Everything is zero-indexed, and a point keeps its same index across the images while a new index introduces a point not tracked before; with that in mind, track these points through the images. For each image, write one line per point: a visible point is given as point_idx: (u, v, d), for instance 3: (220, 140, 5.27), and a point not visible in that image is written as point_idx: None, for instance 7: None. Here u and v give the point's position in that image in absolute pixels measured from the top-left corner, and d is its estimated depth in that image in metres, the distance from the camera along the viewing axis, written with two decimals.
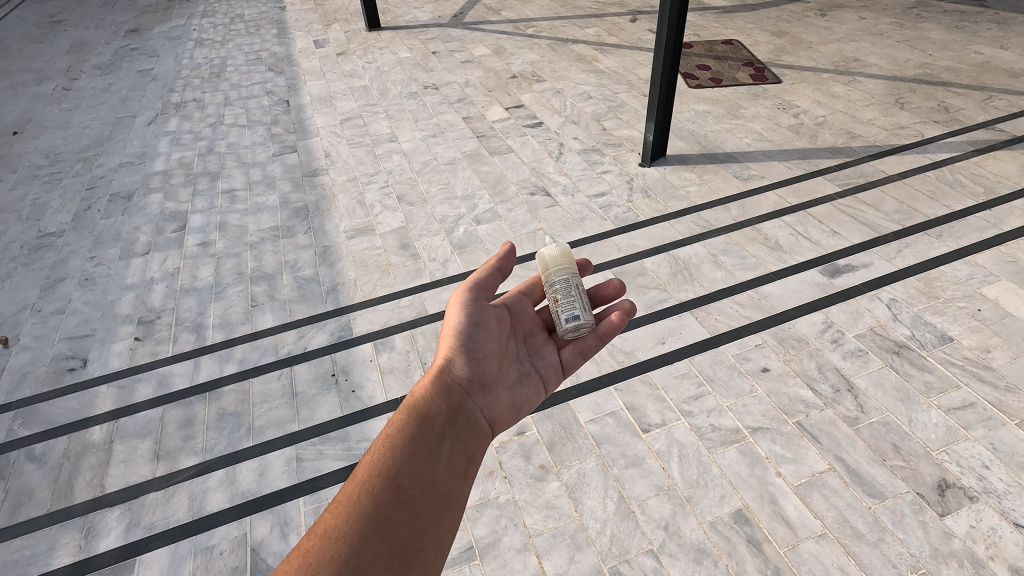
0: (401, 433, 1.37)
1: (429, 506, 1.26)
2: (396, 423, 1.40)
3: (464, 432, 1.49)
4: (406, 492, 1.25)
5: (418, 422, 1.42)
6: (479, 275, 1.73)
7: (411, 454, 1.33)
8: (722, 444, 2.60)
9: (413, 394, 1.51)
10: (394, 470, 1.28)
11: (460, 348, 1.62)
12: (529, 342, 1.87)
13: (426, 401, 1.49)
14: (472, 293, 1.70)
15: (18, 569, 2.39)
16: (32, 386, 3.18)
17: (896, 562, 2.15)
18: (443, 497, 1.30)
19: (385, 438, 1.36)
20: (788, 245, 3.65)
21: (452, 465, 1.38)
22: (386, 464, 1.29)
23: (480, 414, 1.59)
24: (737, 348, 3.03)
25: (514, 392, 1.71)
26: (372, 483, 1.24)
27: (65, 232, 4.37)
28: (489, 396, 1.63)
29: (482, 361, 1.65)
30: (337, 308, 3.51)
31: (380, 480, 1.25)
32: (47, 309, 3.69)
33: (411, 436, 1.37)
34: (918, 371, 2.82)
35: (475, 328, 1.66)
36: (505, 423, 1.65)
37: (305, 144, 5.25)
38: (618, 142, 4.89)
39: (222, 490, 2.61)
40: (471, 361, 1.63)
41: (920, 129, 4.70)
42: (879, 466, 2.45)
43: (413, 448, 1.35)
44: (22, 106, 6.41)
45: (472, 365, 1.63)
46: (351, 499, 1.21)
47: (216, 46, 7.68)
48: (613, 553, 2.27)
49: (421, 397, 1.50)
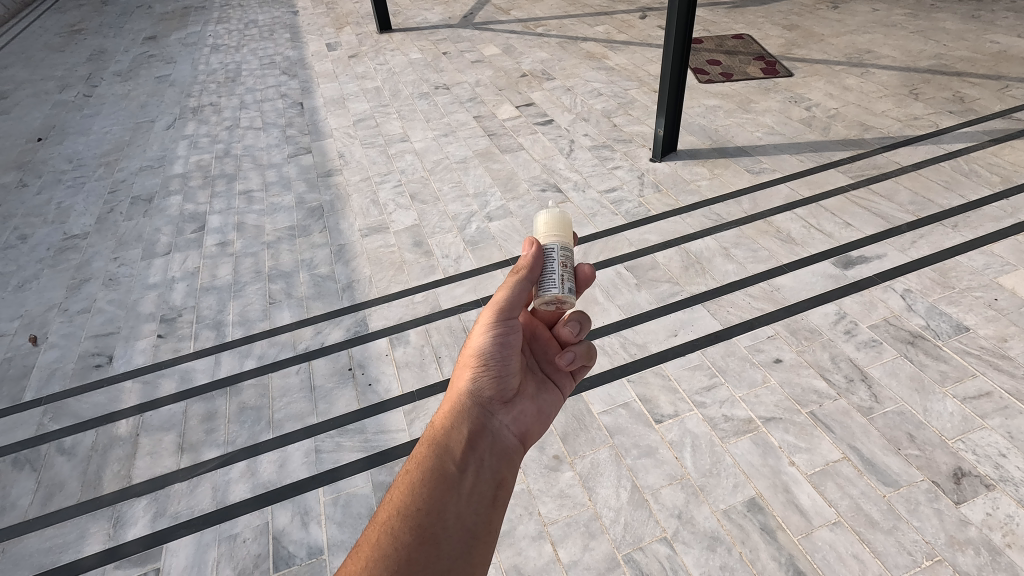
0: (420, 470, 1.27)
1: (452, 543, 1.17)
2: (415, 458, 1.30)
3: (491, 459, 1.35)
4: (426, 531, 1.16)
5: (437, 455, 1.29)
6: (507, 294, 1.45)
7: (431, 490, 1.23)
8: (735, 435, 2.61)
9: (433, 425, 1.37)
10: (414, 509, 1.19)
11: (480, 366, 1.43)
12: (534, 348, 1.70)
13: (448, 429, 1.35)
14: (496, 312, 1.45)
15: (50, 556, 2.48)
16: (60, 382, 3.28)
17: (911, 549, 2.15)
18: (467, 532, 1.20)
19: (405, 477, 1.27)
20: (801, 237, 3.65)
21: (477, 494, 1.26)
22: (408, 502, 1.21)
23: (508, 432, 1.43)
24: (749, 340, 3.04)
25: (540, 401, 1.57)
26: (391, 525, 1.17)
27: (89, 234, 4.49)
28: (514, 411, 1.47)
29: (508, 377, 1.47)
30: (354, 305, 3.58)
31: (399, 521, 1.17)
32: (74, 308, 3.80)
33: (431, 472, 1.26)
34: (933, 361, 2.81)
35: (500, 343, 1.45)
36: (533, 434, 1.51)
37: (319, 145, 5.33)
38: (629, 138, 4.91)
39: (245, 481, 2.68)
40: (494, 380, 1.44)
41: (934, 119, 4.66)
42: (893, 455, 2.45)
43: (432, 483, 1.24)
44: (45, 113, 6.58)
45: (496, 385, 1.45)
46: (372, 543, 1.15)
47: (231, 52, 7.82)
48: (626, 541, 2.30)
49: (441, 427, 1.36)
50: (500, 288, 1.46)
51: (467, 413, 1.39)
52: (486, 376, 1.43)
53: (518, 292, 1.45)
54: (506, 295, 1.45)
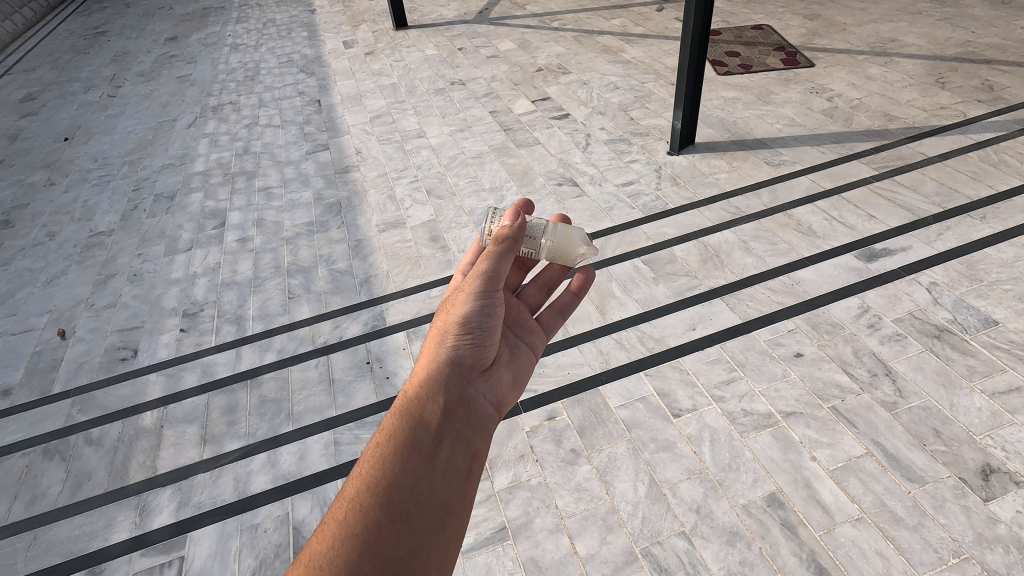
0: (393, 439, 1.12)
1: (428, 519, 1.05)
2: (386, 430, 1.14)
3: (468, 428, 1.23)
4: (399, 509, 1.03)
5: (410, 426, 1.14)
6: (493, 262, 1.37)
7: (404, 464, 1.09)
8: (755, 429, 2.58)
9: (404, 393, 1.22)
10: (385, 483, 1.05)
11: (463, 329, 1.31)
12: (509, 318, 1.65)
13: (424, 397, 1.20)
14: (479, 279, 1.36)
15: (79, 544, 2.54)
16: (87, 374, 3.37)
17: (937, 546, 2.11)
18: (445, 507, 1.08)
19: (374, 448, 1.11)
20: (822, 230, 3.58)
21: (453, 467, 1.14)
22: (379, 474, 1.06)
23: (484, 402, 1.32)
24: (769, 334, 3.00)
25: (513, 368, 1.50)
26: (360, 500, 1.02)
27: (114, 231, 4.59)
28: (492, 380, 1.37)
29: (489, 344, 1.36)
30: (371, 299, 3.61)
31: (369, 496, 1.02)
32: (100, 303, 3.89)
33: (405, 442, 1.12)
34: (961, 355, 2.74)
35: (485, 309, 1.34)
36: (508, 403, 1.41)
37: (337, 142, 5.38)
38: (646, 131, 4.87)
39: (265, 473, 2.72)
40: (476, 346, 1.33)
41: (962, 108, 4.54)
42: (919, 451, 2.40)
43: (406, 455, 1.10)
44: (72, 114, 6.74)
45: (478, 352, 1.34)
46: (337, 520, 0.99)
47: (249, 51, 7.92)
48: (644, 534, 2.29)
49: (413, 395, 1.20)
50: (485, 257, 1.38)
51: (445, 379, 1.25)
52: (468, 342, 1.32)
53: (502, 263, 1.38)
54: (487, 263, 1.38)
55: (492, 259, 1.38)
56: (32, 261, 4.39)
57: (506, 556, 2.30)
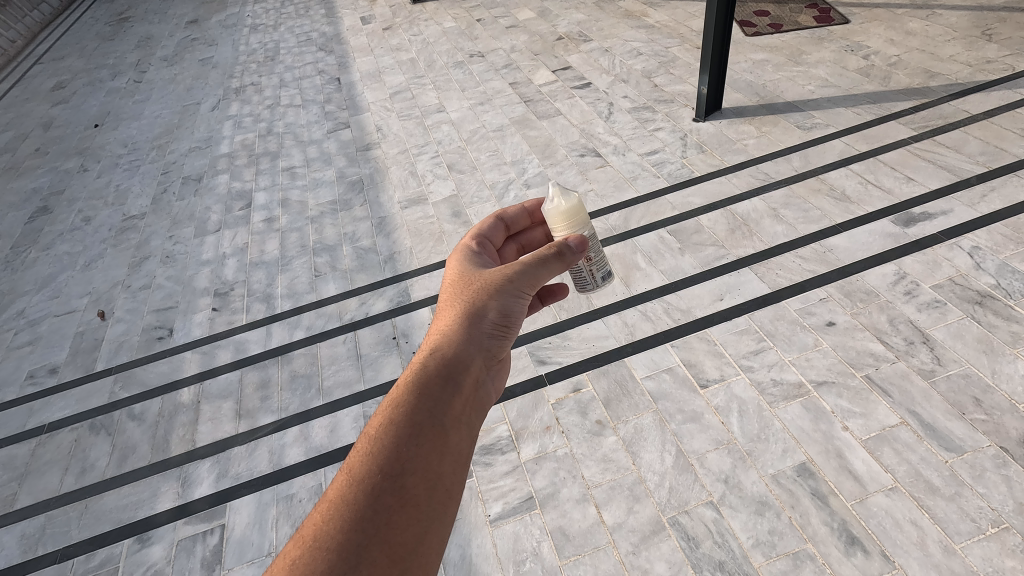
0: (407, 418, 1.03)
1: (440, 506, 0.98)
2: (399, 405, 1.05)
3: (479, 417, 1.17)
4: (409, 492, 0.95)
5: (425, 403, 1.06)
6: (529, 267, 1.33)
7: (418, 444, 1.00)
8: (784, 399, 2.54)
9: (418, 368, 1.13)
10: (397, 464, 0.97)
11: (486, 321, 1.26)
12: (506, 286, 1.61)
13: (443, 376, 1.12)
14: (521, 276, 1.32)
15: (127, 512, 2.67)
16: (127, 353, 3.49)
17: (975, 516, 2.06)
18: (454, 496, 1.00)
19: (387, 424, 1.02)
20: (856, 194, 3.45)
21: (465, 454, 1.06)
22: (391, 455, 0.98)
23: (491, 390, 1.27)
24: (800, 303, 2.92)
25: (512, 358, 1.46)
26: (371, 482, 0.94)
27: (146, 215, 4.70)
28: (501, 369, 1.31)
29: (509, 337, 1.31)
30: (396, 276, 3.63)
31: (380, 477, 0.95)
32: (136, 285, 4.01)
33: (421, 424, 1.03)
34: (1004, 321, 2.63)
35: (512, 307, 1.30)
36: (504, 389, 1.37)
37: (357, 119, 5.37)
38: (670, 98, 4.72)
39: (299, 445, 2.80)
40: (496, 336, 1.28)
41: (1010, 62, 4.27)
42: (957, 420, 2.33)
43: (421, 435, 1.02)
44: (101, 100, 6.87)
45: (497, 343, 1.28)
46: (344, 500, 0.92)
47: (269, 31, 7.92)
48: (671, 504, 2.29)
49: (429, 372, 1.12)
50: (528, 257, 1.35)
51: (466, 361, 1.17)
52: (490, 332, 1.26)
53: (546, 270, 1.37)
54: (530, 267, 1.34)
55: (535, 263, 1.34)
56: (70, 246, 4.54)
57: (534, 525, 2.33)
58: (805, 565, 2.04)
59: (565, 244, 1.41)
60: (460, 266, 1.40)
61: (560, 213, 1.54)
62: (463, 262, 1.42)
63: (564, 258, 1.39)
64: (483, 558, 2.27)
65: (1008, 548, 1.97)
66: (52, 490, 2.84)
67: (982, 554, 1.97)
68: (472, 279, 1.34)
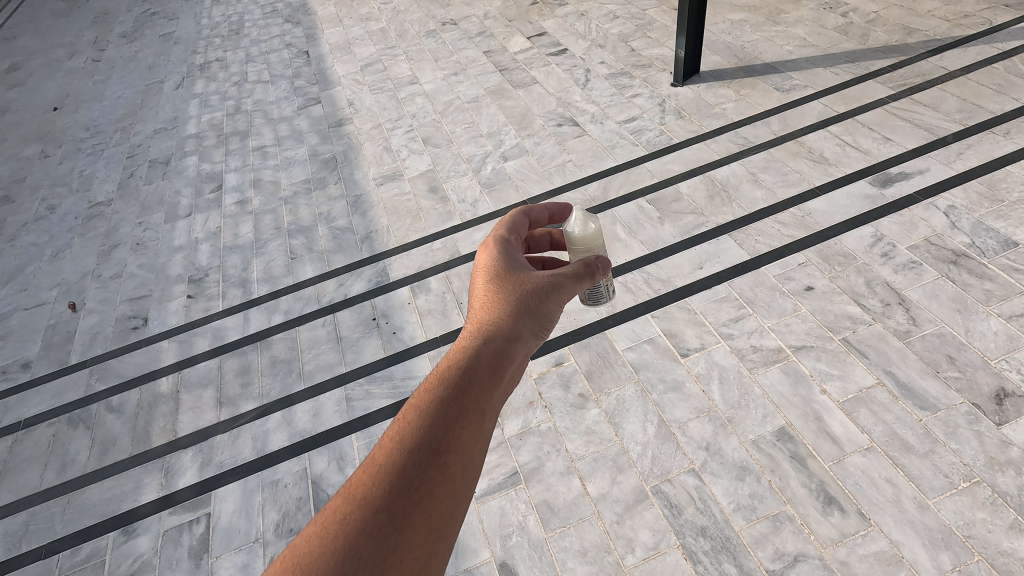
0: (453, 389, 0.85)
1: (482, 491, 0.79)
2: (449, 374, 0.89)
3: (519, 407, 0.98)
4: (452, 467, 0.77)
5: (474, 376, 0.89)
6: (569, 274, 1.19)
7: (466, 415, 0.83)
8: (764, 364, 2.56)
9: (464, 346, 0.95)
10: (444, 435, 0.80)
11: (530, 315, 1.08)
12: None
13: (493, 354, 0.94)
14: (562, 282, 1.16)
15: (112, 505, 2.65)
16: (102, 345, 3.42)
17: (948, 472, 2.11)
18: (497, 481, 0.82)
19: (432, 391, 0.85)
20: (835, 156, 3.43)
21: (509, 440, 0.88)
22: (437, 426, 0.80)
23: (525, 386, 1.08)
24: (779, 269, 2.92)
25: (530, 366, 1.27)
26: (416, 449, 0.78)
27: (113, 201, 4.55)
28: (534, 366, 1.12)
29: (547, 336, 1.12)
30: (374, 256, 3.57)
31: (426, 446, 0.78)
32: (107, 274, 3.90)
33: (469, 397, 0.85)
34: (977, 280, 2.65)
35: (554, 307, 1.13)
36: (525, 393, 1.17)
37: (328, 94, 5.20)
38: (648, 62, 4.63)
39: (282, 431, 2.78)
40: (539, 333, 1.09)
41: (987, 15, 4.23)
42: (931, 379, 2.36)
43: (468, 412, 0.83)
44: (59, 82, 6.58)
45: (537, 339, 1.10)
46: (386, 464, 0.76)
47: (232, 3, 7.59)
48: (655, 473, 2.32)
49: (474, 349, 0.94)
50: (570, 264, 1.21)
51: (514, 345, 0.98)
52: (534, 325, 1.07)
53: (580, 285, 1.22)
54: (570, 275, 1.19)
55: (575, 275, 1.19)
56: (36, 236, 4.39)
57: (519, 500, 2.35)
58: (784, 526, 2.09)
59: (593, 259, 1.27)
60: (500, 256, 1.21)
61: (577, 238, 1.47)
62: (503, 251, 1.23)
63: (597, 276, 1.24)
64: (470, 534, 2.29)
65: (979, 501, 2.03)
66: (33, 486, 2.80)
67: (954, 508, 2.02)
68: (513, 273, 1.16)
